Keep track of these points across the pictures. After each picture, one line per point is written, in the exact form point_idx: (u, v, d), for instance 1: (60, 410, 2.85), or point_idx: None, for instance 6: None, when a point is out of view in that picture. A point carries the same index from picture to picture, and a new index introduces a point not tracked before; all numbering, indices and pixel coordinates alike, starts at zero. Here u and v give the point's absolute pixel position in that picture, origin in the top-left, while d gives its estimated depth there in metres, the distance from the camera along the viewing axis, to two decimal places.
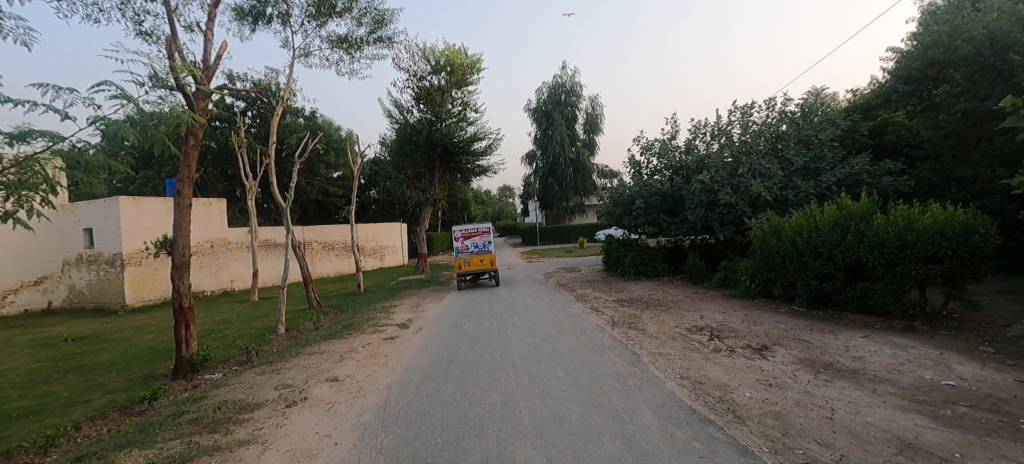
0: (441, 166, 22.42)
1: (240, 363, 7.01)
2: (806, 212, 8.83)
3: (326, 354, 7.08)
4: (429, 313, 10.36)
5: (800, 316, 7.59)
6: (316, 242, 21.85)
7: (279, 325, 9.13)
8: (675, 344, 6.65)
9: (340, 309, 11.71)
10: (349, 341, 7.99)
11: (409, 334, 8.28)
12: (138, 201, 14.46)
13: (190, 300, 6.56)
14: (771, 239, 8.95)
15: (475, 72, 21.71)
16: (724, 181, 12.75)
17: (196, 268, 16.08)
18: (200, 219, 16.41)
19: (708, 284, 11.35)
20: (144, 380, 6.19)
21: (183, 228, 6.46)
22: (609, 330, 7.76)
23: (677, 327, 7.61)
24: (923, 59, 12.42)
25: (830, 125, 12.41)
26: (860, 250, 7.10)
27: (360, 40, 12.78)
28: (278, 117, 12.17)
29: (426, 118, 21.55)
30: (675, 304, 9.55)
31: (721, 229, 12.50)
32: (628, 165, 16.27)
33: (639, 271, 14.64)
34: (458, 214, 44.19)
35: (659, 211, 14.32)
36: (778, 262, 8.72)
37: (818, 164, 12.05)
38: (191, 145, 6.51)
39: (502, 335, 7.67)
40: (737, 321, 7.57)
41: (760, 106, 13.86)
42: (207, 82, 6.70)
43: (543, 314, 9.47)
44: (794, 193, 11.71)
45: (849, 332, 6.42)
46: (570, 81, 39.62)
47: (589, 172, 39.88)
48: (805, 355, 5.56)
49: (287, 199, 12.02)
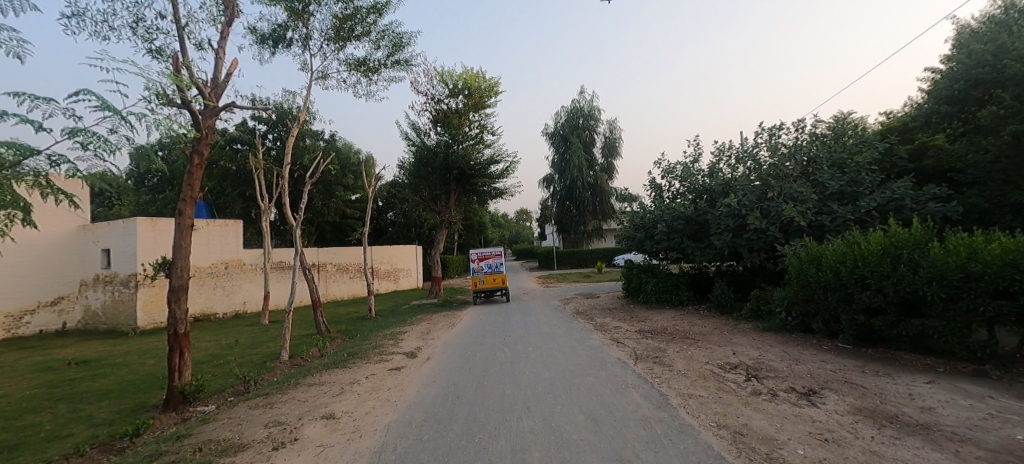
0: (457, 188, 22.27)
1: (236, 394, 6.61)
2: (848, 239, 8.11)
3: (328, 386, 6.62)
4: (440, 341, 9.83)
5: (847, 356, 6.81)
6: (330, 264, 21.73)
7: (283, 352, 8.77)
8: (708, 384, 5.98)
9: (348, 334, 11.29)
10: (353, 371, 7.52)
11: (416, 365, 7.77)
12: (154, 221, 14.57)
13: (186, 326, 6.22)
14: (809, 267, 8.24)
15: (493, 95, 21.70)
16: (753, 205, 12.05)
17: (209, 290, 16.02)
18: (217, 240, 16.43)
19: (737, 315, 10.59)
20: (133, 412, 5.84)
21: (182, 249, 6.18)
22: (632, 365, 7.11)
23: (708, 363, 6.92)
24: (967, 79, 11.64)
25: (866, 146, 11.70)
26: (916, 283, 6.36)
27: (377, 63, 12.81)
28: (294, 138, 12.13)
29: (443, 141, 21.53)
30: (703, 337, 8.84)
31: (751, 256, 11.71)
32: (649, 188, 15.74)
33: (661, 299, 13.91)
34: (474, 237, 43.99)
35: (683, 235, 13.66)
36: (818, 293, 7.98)
37: (854, 188, 11.30)
38: (195, 164, 6.31)
39: (515, 367, 7.09)
40: (775, 359, 6.85)
41: (788, 128, 13.28)
42: (215, 100, 6.56)
43: (559, 344, 8.85)
44: (829, 218, 10.92)
45: (908, 376, 5.66)
46: (587, 105, 39.72)
47: (607, 196, 39.38)
48: (862, 403, 4.84)
49: (299, 221, 11.83)
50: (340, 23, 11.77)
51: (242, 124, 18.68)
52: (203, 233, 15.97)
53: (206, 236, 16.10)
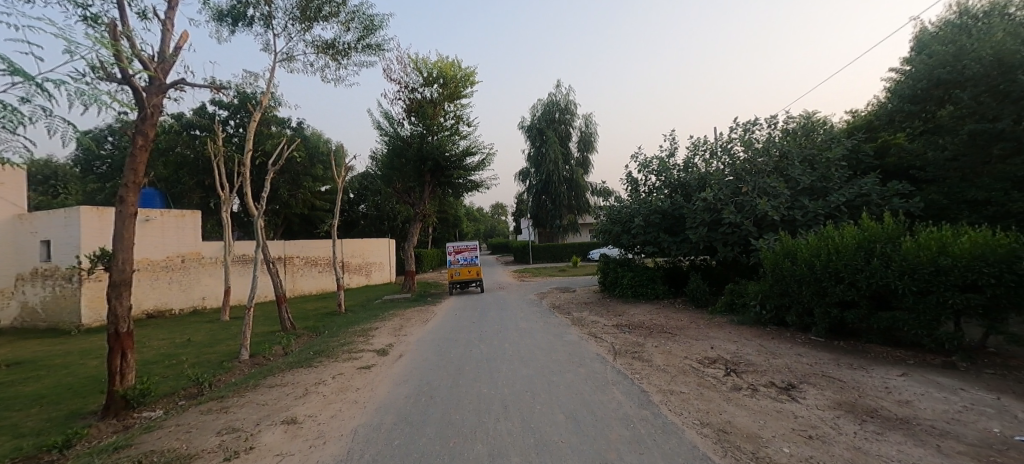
0: (431, 181, 21.74)
1: (187, 398, 6.08)
2: (821, 233, 8.19)
3: (290, 387, 6.17)
4: (412, 337, 9.45)
5: (821, 349, 6.85)
6: (297, 258, 20.86)
7: (243, 350, 8.21)
8: (688, 379, 5.87)
9: (315, 331, 10.76)
10: (319, 370, 7.09)
11: (386, 363, 7.39)
12: (101, 211, 13.51)
13: (129, 325, 5.66)
14: (784, 261, 8.28)
15: (468, 85, 21.20)
16: (727, 200, 12.13)
17: (164, 285, 15.04)
18: (172, 231, 15.41)
19: (712, 309, 10.63)
20: (66, 420, 5.26)
21: (125, 240, 5.60)
22: (610, 361, 6.96)
23: (687, 358, 6.83)
24: (929, 79, 12.00)
25: (836, 143, 11.93)
26: (888, 276, 6.42)
27: (347, 47, 12.20)
28: (256, 124, 11.41)
29: (417, 132, 20.93)
30: (681, 331, 8.81)
31: (725, 250, 11.78)
32: (626, 182, 15.72)
33: (637, 292, 13.90)
34: (449, 230, 43.35)
35: (659, 230, 13.68)
36: (793, 287, 8.03)
37: (824, 184, 11.52)
38: (140, 146, 5.71)
39: (492, 364, 6.83)
40: (752, 353, 6.83)
41: (762, 123, 13.43)
42: (163, 76, 5.97)
43: (536, 340, 8.63)
44: (801, 213, 11.07)
45: (882, 369, 5.70)
46: (564, 99, 39.60)
47: (582, 190, 39.48)
48: (841, 398, 4.80)
49: (262, 211, 11.16)
50: (306, 2, 11.11)
51: (201, 109, 17.58)
52: (157, 225, 14.95)
53: (160, 228, 15.08)
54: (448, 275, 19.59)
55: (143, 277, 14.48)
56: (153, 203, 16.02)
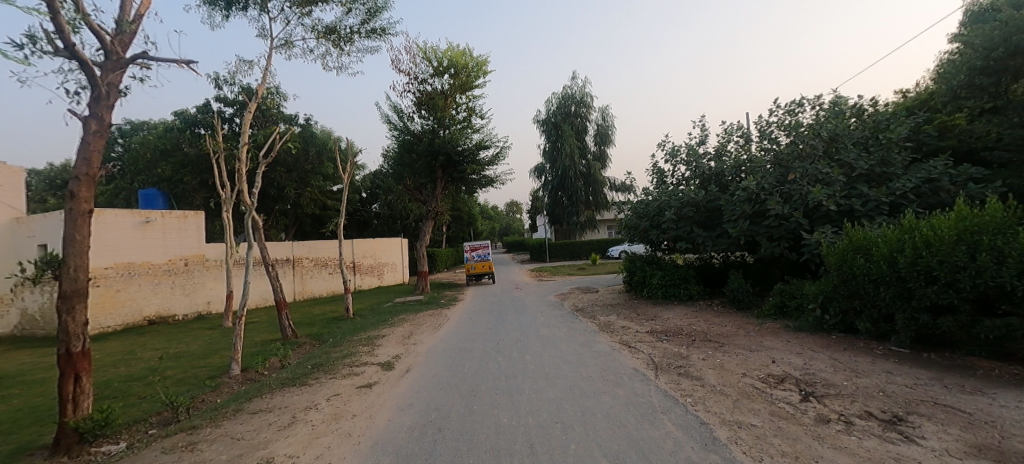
0: (443, 176, 20.83)
1: (158, 426, 5.20)
2: (900, 224, 6.90)
3: (275, 414, 5.23)
4: (422, 347, 8.48)
5: (913, 364, 5.62)
6: (307, 259, 20.22)
7: (233, 365, 7.37)
8: (755, 405, 4.74)
9: (318, 339, 9.91)
10: (312, 390, 6.16)
11: (391, 381, 6.44)
12: (98, 212, 12.84)
13: (85, 343, 4.78)
14: (854, 257, 7.00)
15: (481, 74, 20.16)
16: (772, 189, 10.83)
17: (166, 289, 14.45)
18: (174, 233, 14.84)
19: (759, 312, 9.42)
20: (7, 459, 4.41)
21: (77, 244, 4.70)
22: (653, 379, 5.86)
23: (746, 376, 5.66)
24: (1005, 46, 10.37)
25: (896, 123, 10.53)
26: (1002, 276, 5.14)
27: (349, 31, 11.34)
28: (252, 116, 10.64)
29: (428, 126, 20.03)
30: (728, 339, 7.68)
31: (771, 245, 10.40)
32: (651, 172, 14.56)
33: (667, 293, 12.65)
34: (463, 229, 42.54)
35: (692, 224, 12.45)
36: (866, 288, 6.78)
37: (885, 169, 10.11)
38: (93, 132, 4.82)
39: (513, 384, 5.80)
40: (826, 369, 5.65)
41: (808, 103, 12.04)
42: (121, 50, 5.10)
43: (561, 350, 7.56)
44: (860, 202, 9.63)
45: (1011, 394, 4.46)
46: (580, 91, 38.31)
47: (600, 185, 38.18)
48: (978, 440, 3.61)
49: (257, 209, 10.27)
50: None
51: (204, 106, 17.01)
52: (159, 227, 14.34)
53: (162, 229, 14.47)
54: (466, 267, 22.70)
55: (145, 282, 13.88)
56: (156, 204, 15.42)
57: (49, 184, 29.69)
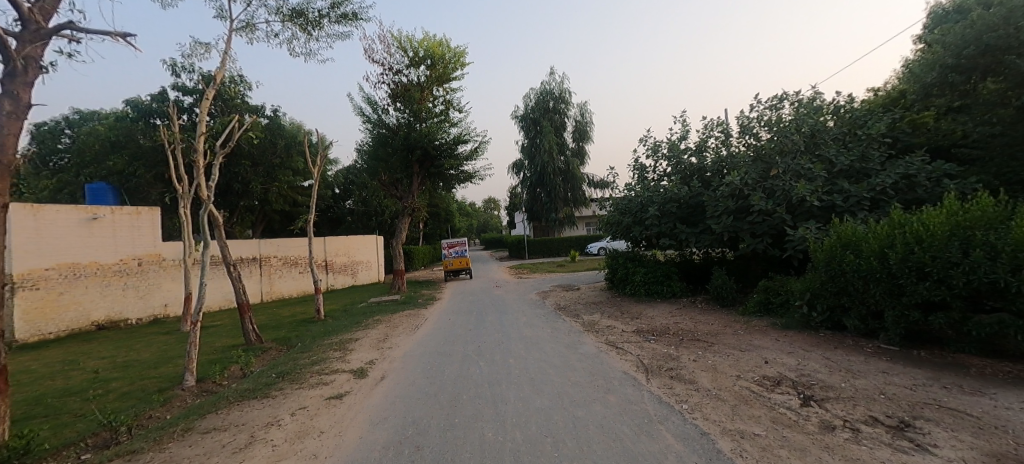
0: (420, 172, 20.18)
1: (93, 450, 4.54)
2: (889, 220, 6.77)
3: (230, 433, 4.65)
4: (397, 352, 7.96)
5: (906, 363, 5.49)
6: (275, 257, 19.26)
7: (187, 375, 6.69)
8: (756, 412, 4.47)
9: (285, 344, 9.25)
10: (275, 404, 5.58)
11: (363, 390, 5.93)
12: (37, 208, 11.68)
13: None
14: (842, 253, 6.85)
15: (459, 66, 19.56)
16: (755, 185, 10.74)
17: (118, 291, 13.41)
18: (126, 230, 13.81)
19: (743, 309, 9.31)
20: None
21: None
22: (645, 383, 5.55)
23: (740, 379, 5.42)
24: (976, 45, 10.49)
25: (874, 119, 10.55)
26: (996, 272, 5.02)
27: (318, 15, 10.63)
28: (209, 104, 9.82)
29: (403, 119, 19.33)
30: (716, 338, 7.48)
31: (754, 241, 10.31)
32: (632, 168, 14.36)
33: (650, 291, 12.47)
34: (441, 225, 41.82)
35: (675, 220, 12.31)
36: (854, 285, 6.65)
37: (864, 164, 10.11)
38: (7, 113, 4.11)
39: (497, 392, 5.39)
40: (821, 369, 5.46)
41: (790, 98, 11.97)
42: (42, 19, 4.40)
43: (546, 353, 7.19)
44: (841, 197, 9.59)
45: (1012, 395, 4.32)
46: (558, 88, 38.10)
47: (579, 182, 38.11)
48: (994, 448, 3.41)
49: (213, 203, 9.44)
50: None
51: (160, 94, 15.88)
52: (108, 224, 13.30)
53: (111, 227, 13.42)
54: (444, 264, 22.91)
55: (92, 284, 12.80)
56: (105, 199, 14.27)
57: None
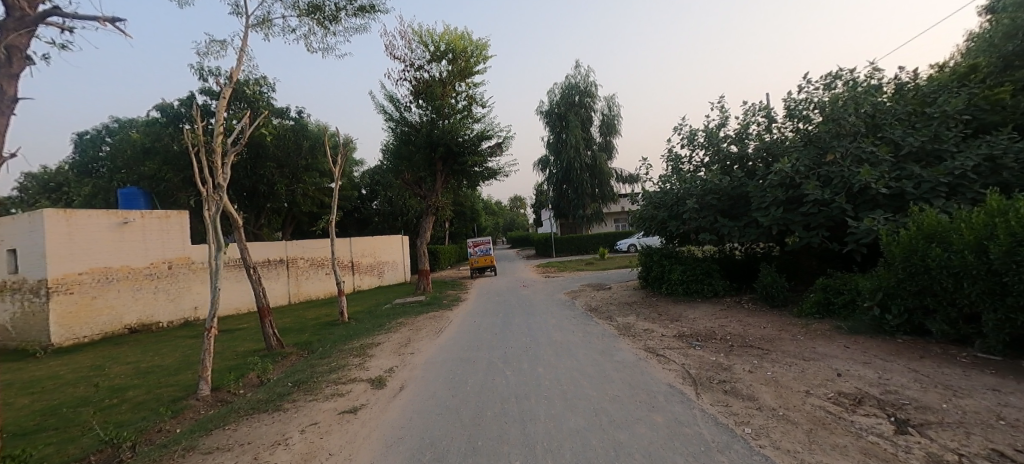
0: (443, 169, 19.79)
1: None
2: (983, 206, 5.75)
3: (233, 454, 4.23)
4: (420, 358, 7.48)
5: (1018, 378, 4.55)
6: (302, 259, 19.31)
7: (201, 385, 6.39)
8: (841, 441, 3.67)
9: (307, 349, 8.96)
10: (287, 418, 5.16)
11: (381, 403, 5.44)
12: (69, 213, 11.90)
13: None
14: (925, 247, 5.87)
15: (481, 60, 19.05)
16: (808, 172, 9.70)
17: (149, 294, 13.59)
18: (156, 234, 13.99)
19: (799, 311, 8.36)
20: None
21: None
22: (696, 399, 4.82)
23: (813, 396, 4.60)
24: None
25: (946, 95, 9.34)
26: None
27: (335, 8, 10.30)
28: (226, 103, 9.64)
29: (426, 116, 19.00)
30: (772, 344, 6.63)
31: (808, 234, 9.31)
32: (666, 158, 13.45)
33: (689, 289, 11.53)
34: (466, 224, 41.56)
35: (716, 213, 11.38)
36: (942, 283, 5.67)
37: (937, 145, 8.93)
38: None
39: (526, 408, 4.77)
40: (912, 385, 4.58)
41: (846, 75, 10.83)
42: (27, 8, 4.11)
43: (579, 361, 6.52)
44: (912, 183, 8.47)
45: None
46: (584, 81, 37.12)
47: (606, 177, 37.04)
48: None
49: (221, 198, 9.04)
50: None
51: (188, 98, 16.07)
52: (138, 228, 13.49)
53: (142, 231, 13.61)
54: (469, 262, 22.89)
55: (124, 288, 13.00)
56: (136, 204, 14.52)
57: (43, 188, 30.26)
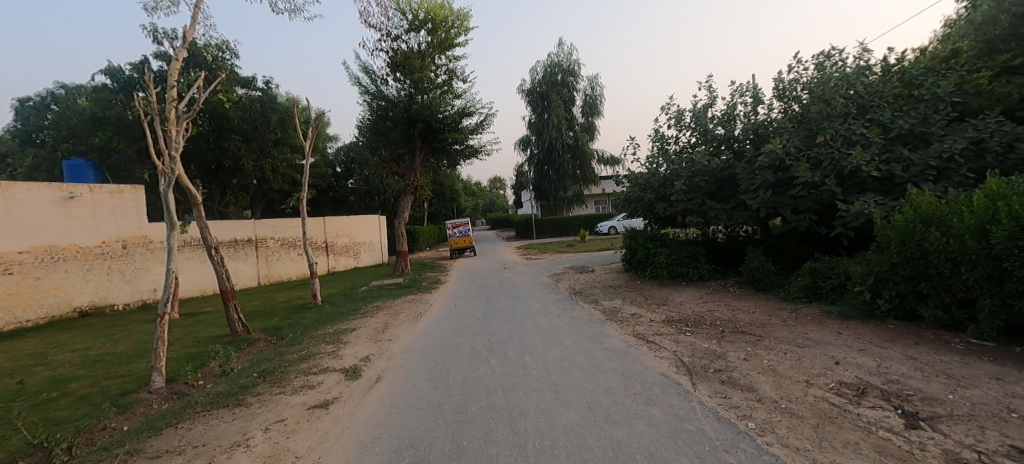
0: (422, 146, 19.01)
1: None
2: (981, 190, 5.60)
3: (184, 458, 3.74)
4: (398, 345, 7.03)
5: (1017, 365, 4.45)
6: (272, 239, 18.41)
7: (154, 376, 5.80)
8: (852, 436, 3.45)
9: (276, 335, 8.40)
10: (249, 414, 4.67)
11: (355, 397, 4.99)
12: (6, 186, 10.78)
13: None
14: (923, 232, 5.69)
15: (462, 31, 18.16)
16: (798, 154, 9.54)
17: (101, 275, 12.65)
18: (107, 210, 12.95)
19: (787, 295, 8.25)
20: None
21: None
22: (694, 390, 4.56)
23: (815, 387, 4.38)
24: None
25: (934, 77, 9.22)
26: None
27: None
28: (180, 66, 8.72)
29: (404, 89, 18.10)
30: (764, 330, 6.46)
31: (796, 217, 9.18)
32: (653, 138, 13.13)
33: (674, 273, 11.39)
34: (446, 205, 40.77)
35: (703, 195, 11.17)
36: (939, 269, 5.52)
37: (925, 128, 8.84)
38: None
39: (515, 403, 4.39)
40: (914, 375, 4.41)
41: (837, 55, 10.61)
42: None
43: (567, 349, 6.21)
44: (901, 167, 8.37)
45: None
46: (567, 59, 36.30)
47: (588, 158, 36.68)
48: None
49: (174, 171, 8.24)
50: None
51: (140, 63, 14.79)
52: (87, 204, 12.45)
53: (91, 207, 12.57)
54: (449, 243, 22.38)
55: (73, 268, 12.04)
56: (85, 177, 13.38)
57: None
